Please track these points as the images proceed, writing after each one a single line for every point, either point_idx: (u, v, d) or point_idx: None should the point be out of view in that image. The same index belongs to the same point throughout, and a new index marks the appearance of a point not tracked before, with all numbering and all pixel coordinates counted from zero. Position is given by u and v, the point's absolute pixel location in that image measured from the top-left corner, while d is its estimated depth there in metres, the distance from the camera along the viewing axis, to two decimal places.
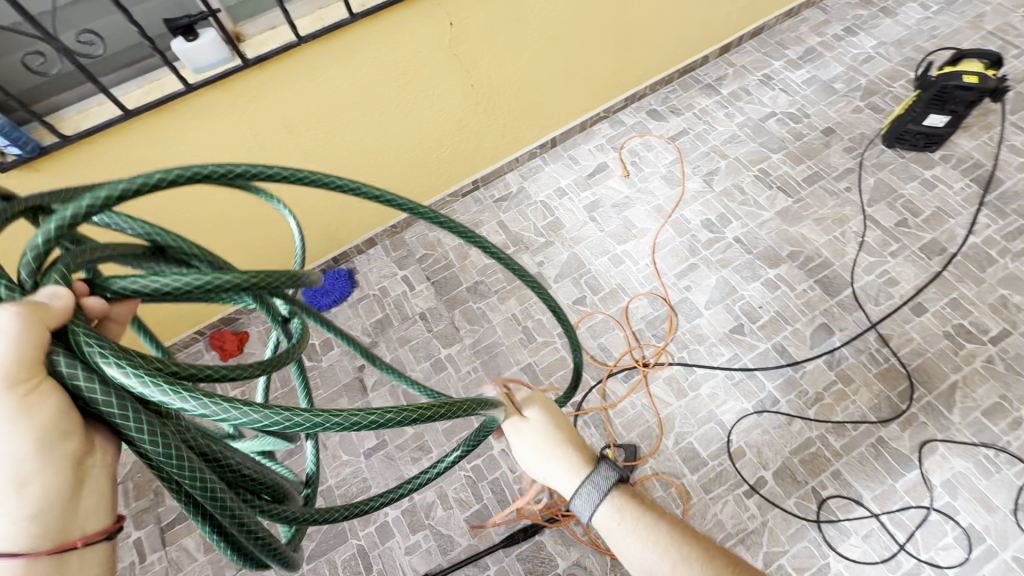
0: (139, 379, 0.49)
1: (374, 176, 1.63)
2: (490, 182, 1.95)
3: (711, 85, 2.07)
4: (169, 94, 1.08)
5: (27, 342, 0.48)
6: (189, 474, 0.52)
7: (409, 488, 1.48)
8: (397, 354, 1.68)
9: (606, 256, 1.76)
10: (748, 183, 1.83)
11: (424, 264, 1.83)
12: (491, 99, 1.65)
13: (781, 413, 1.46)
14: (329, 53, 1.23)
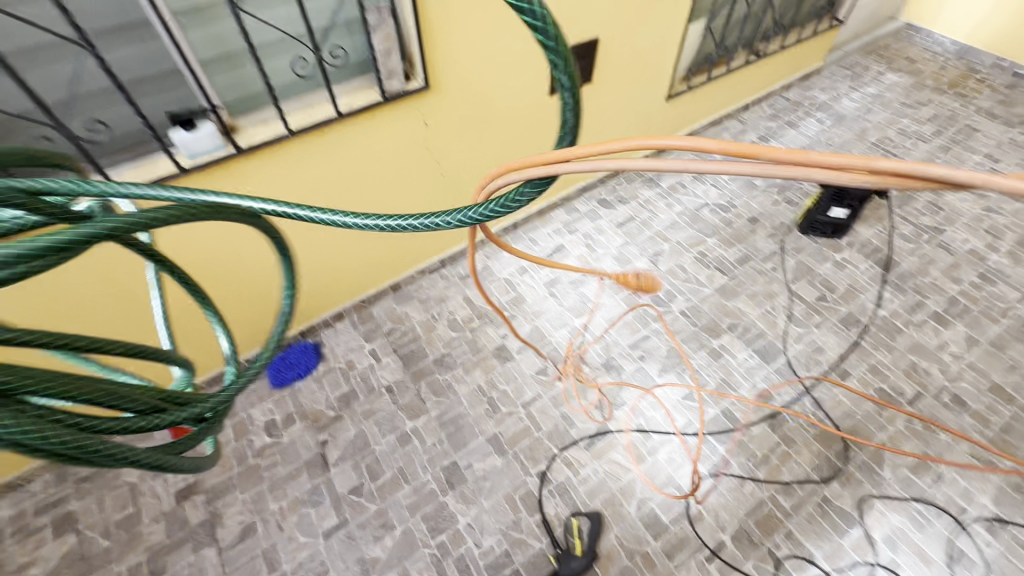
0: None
1: (345, 254, 1.73)
2: (456, 260, 2.09)
3: (652, 178, 2.36)
4: (161, 177, 1.18)
5: None
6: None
7: (369, 570, 1.42)
8: (362, 427, 1.68)
9: (565, 328, 1.88)
10: (689, 263, 2.04)
11: (392, 338, 1.89)
12: (460, 186, 1.82)
13: (734, 476, 1.54)
14: (315, 145, 1.37)
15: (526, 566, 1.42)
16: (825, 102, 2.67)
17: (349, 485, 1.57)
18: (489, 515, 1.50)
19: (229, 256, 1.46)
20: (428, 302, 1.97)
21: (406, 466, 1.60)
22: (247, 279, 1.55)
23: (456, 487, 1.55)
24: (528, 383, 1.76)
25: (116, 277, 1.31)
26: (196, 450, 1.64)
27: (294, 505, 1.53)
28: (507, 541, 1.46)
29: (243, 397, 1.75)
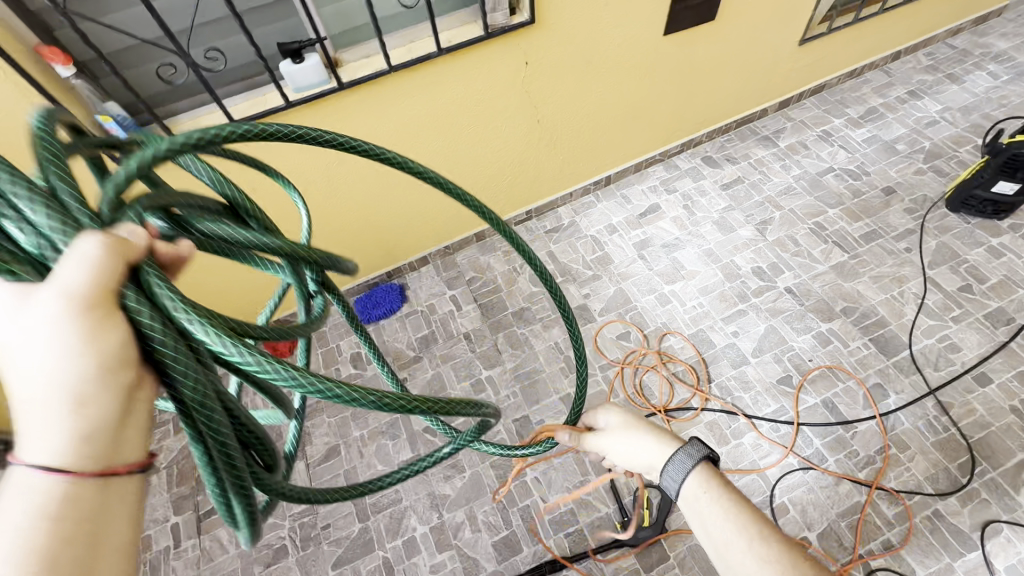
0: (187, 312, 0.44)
1: (433, 199, 1.71)
2: (543, 214, 2.02)
3: (768, 137, 2.10)
4: (269, 109, 1.19)
5: (104, 273, 0.43)
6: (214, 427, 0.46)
7: (439, 506, 1.49)
8: (439, 371, 1.72)
9: (653, 294, 1.77)
10: (803, 235, 1.82)
11: (473, 287, 1.88)
12: (555, 135, 1.72)
13: (829, 473, 1.40)
14: (414, 81, 1.33)
15: (590, 527, 1.41)
16: (1004, 51, 2.19)
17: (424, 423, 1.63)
18: (557, 472, 1.50)
19: (328, 192, 1.49)
20: (511, 254, 1.94)
21: (479, 413, 1.62)
22: (342, 216, 1.59)
23: (526, 441, 1.56)
24: (608, 347, 1.69)
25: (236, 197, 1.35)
26: None
27: (374, 435, 1.63)
28: (573, 500, 1.45)
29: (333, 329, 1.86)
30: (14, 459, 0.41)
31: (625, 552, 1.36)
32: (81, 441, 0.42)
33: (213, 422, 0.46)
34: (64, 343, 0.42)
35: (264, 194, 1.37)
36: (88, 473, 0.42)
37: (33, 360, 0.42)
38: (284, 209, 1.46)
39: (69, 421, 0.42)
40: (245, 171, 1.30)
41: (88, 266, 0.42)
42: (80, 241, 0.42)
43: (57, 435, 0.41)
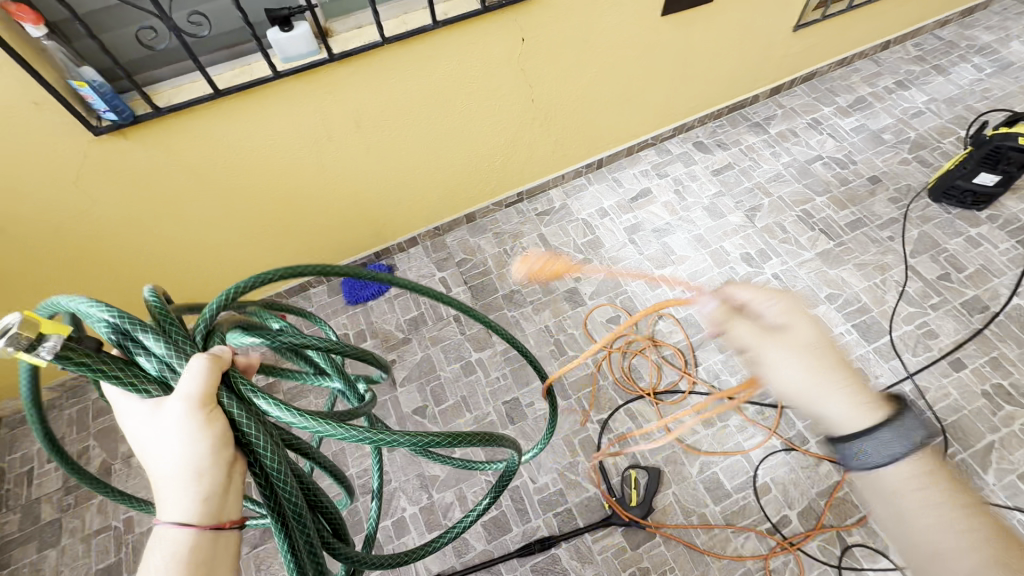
0: (269, 402, 0.61)
1: (425, 178, 1.68)
2: (534, 196, 2.00)
3: (759, 123, 2.11)
4: (257, 79, 1.15)
5: (209, 381, 0.57)
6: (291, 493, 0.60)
7: (428, 486, 1.49)
8: (429, 352, 1.71)
9: (643, 278, 1.78)
10: (791, 222, 1.84)
11: (463, 269, 1.87)
12: (549, 115, 1.70)
13: (810, 454, 1.44)
14: (407, 56, 1.29)
15: (579, 507, 1.43)
16: (988, 45, 2.23)
17: (413, 405, 1.62)
18: (546, 454, 1.51)
19: (316, 171, 1.45)
20: (502, 237, 1.92)
21: (469, 395, 1.62)
22: (331, 195, 1.55)
23: (516, 423, 1.56)
24: (598, 330, 1.70)
25: (223, 173, 1.32)
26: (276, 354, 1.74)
27: None
28: (562, 481, 1.47)
29: (320, 310, 1.83)
30: (160, 521, 0.56)
31: (612, 531, 1.39)
32: (202, 502, 0.57)
33: (292, 490, 0.59)
34: (187, 435, 0.56)
35: (249, 167, 1.33)
36: (209, 525, 0.57)
37: (167, 450, 0.56)
38: (271, 185, 1.42)
39: (193, 488, 0.57)
40: (231, 144, 1.26)
41: (202, 380, 0.56)
42: (194, 360, 0.56)
43: (188, 500, 0.56)
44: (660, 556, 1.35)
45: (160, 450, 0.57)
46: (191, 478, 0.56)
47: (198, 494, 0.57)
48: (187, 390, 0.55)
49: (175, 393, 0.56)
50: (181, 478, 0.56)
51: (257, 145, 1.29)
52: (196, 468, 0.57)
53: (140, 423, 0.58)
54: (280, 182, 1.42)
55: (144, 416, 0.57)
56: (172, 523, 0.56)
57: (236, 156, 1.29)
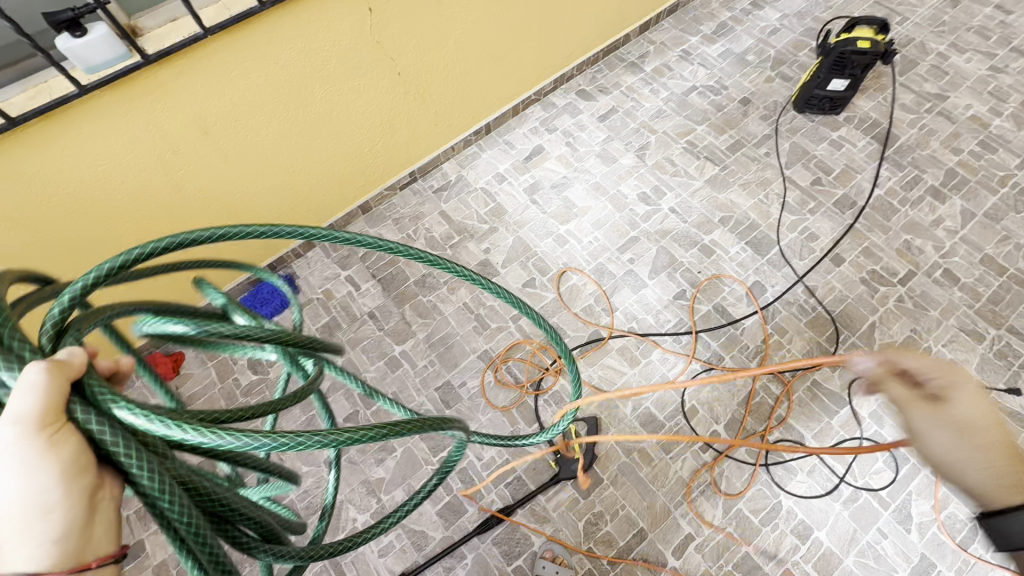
0: (132, 410, 0.52)
1: (304, 178, 1.57)
2: (427, 173, 1.92)
3: (634, 63, 2.13)
4: (56, 100, 0.99)
5: (50, 398, 0.50)
6: (176, 507, 0.50)
7: (376, 491, 1.45)
8: (349, 356, 1.63)
9: (550, 237, 1.79)
10: (678, 155, 1.90)
11: (368, 262, 1.78)
12: (421, 85, 1.61)
13: (727, 369, 1.55)
14: (240, 45, 1.16)
15: (527, 472, 1.45)
16: None
17: (344, 414, 1.56)
18: (488, 429, 1.51)
19: (171, 190, 1.30)
20: (402, 221, 1.84)
21: (399, 390, 1.58)
22: (193, 213, 1.39)
23: (452, 407, 1.55)
24: (516, 297, 1.70)
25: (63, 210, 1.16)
26: (182, 395, 1.60)
27: (292, 439, 1.53)
28: (508, 451, 1.48)
29: None
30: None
31: (563, 486, 1.43)
32: (59, 542, 0.50)
33: (174, 503, 0.49)
34: (18, 462, 0.48)
35: (78, 199, 1.16)
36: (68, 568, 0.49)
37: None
38: (114, 215, 1.25)
39: (41, 527, 0.49)
40: (47, 177, 1.08)
41: (46, 388, 0.49)
42: (26, 372, 0.49)
43: (32, 544, 0.48)
44: (611, 497, 1.41)
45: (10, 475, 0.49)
46: (34, 519, 0.49)
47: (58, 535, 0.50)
48: (17, 406, 0.48)
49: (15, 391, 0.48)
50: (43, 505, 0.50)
51: (82, 173, 1.12)
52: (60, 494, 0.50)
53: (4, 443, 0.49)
54: (136, 211, 1.28)
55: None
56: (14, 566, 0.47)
57: (60, 190, 1.12)
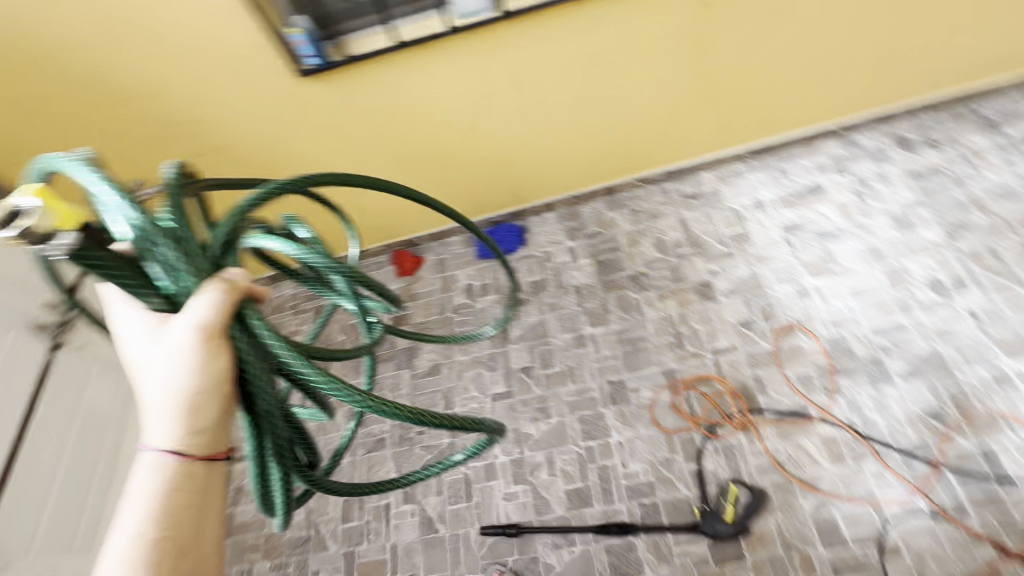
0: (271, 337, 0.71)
1: (571, 148, 1.69)
2: (684, 175, 1.86)
3: (994, 121, 1.68)
4: (435, 33, 1.26)
5: (221, 309, 0.70)
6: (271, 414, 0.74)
7: (521, 442, 1.56)
8: (545, 317, 1.75)
9: (791, 285, 1.59)
10: (1010, 250, 1.48)
11: (593, 241, 1.85)
12: (717, 87, 1.57)
13: (966, 529, 1.21)
14: (577, 16, 1.31)
15: (665, 505, 1.39)
16: None
17: (521, 363, 1.69)
18: (644, 444, 1.47)
19: (472, 129, 1.52)
20: (640, 214, 1.85)
21: (576, 366, 1.64)
22: (478, 153, 1.62)
23: (617, 405, 1.55)
24: (726, 331, 1.57)
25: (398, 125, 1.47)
26: (411, 290, 1.95)
27: (474, 363, 1.74)
28: (654, 474, 1.43)
29: (454, 257, 1.97)
30: (150, 445, 0.72)
31: (696, 539, 1.33)
32: (196, 435, 0.73)
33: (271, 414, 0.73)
34: (188, 364, 0.71)
35: (411, 118, 1.45)
36: (203, 455, 0.74)
37: (161, 381, 0.73)
38: (426, 138, 1.53)
39: (184, 423, 0.72)
40: (400, 94, 1.38)
41: (211, 304, 0.70)
42: (203, 293, 0.70)
43: (176, 429, 0.72)
44: None
45: (157, 376, 0.73)
46: (185, 416, 0.72)
47: (188, 424, 0.73)
48: (198, 311, 0.70)
49: (183, 316, 0.71)
50: (175, 394, 0.72)
51: (422, 98, 1.40)
52: (182, 387, 0.72)
53: (153, 342, 0.75)
54: (442, 140, 1.53)
55: (152, 337, 0.75)
56: (163, 434, 0.72)
57: (404, 106, 1.42)
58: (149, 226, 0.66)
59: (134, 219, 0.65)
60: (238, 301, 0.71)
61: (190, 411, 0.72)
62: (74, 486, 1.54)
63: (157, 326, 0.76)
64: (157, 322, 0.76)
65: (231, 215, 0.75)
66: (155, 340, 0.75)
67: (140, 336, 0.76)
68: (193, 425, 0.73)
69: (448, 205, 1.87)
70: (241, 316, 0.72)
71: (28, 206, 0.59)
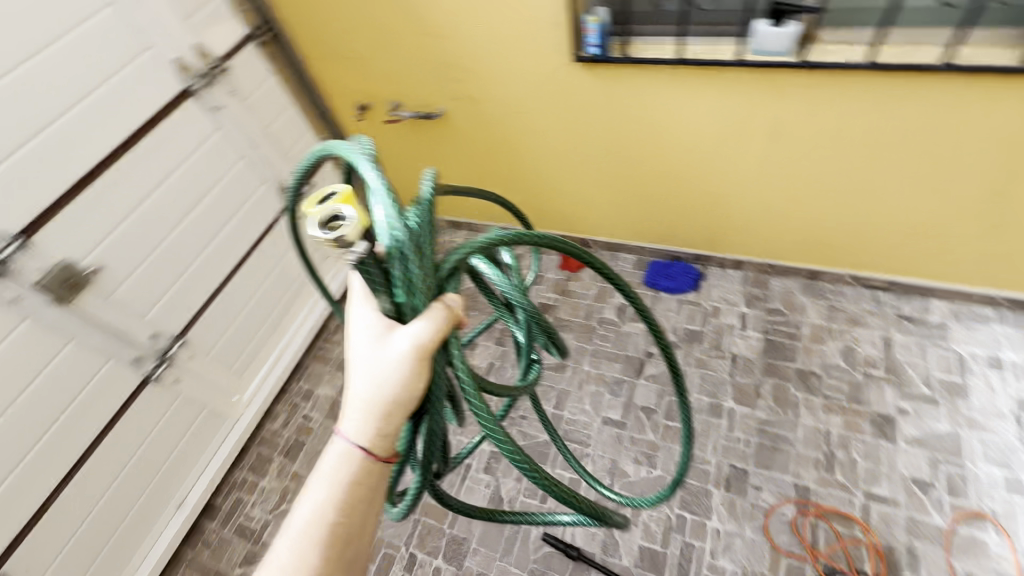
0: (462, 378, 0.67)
1: (794, 216, 1.57)
2: (908, 293, 1.64)
3: None
4: (719, 60, 1.22)
5: (439, 334, 0.65)
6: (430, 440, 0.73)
7: (614, 476, 1.53)
8: (687, 369, 1.67)
9: (1000, 470, 1.31)
10: None
11: (770, 317, 1.72)
12: (1006, 217, 1.33)
13: None
14: (878, 91, 1.18)
15: None
16: None
17: (644, 403, 1.65)
18: (744, 547, 1.34)
19: (703, 159, 1.50)
20: (836, 313, 1.66)
21: (700, 432, 1.54)
22: (696, 184, 1.59)
23: (730, 493, 1.42)
24: (892, 480, 1.35)
25: (635, 131, 1.50)
26: (566, 285, 2.00)
27: (598, 379, 1.73)
28: None
29: (618, 273, 1.97)
30: (341, 433, 0.67)
31: None
32: (379, 439, 0.66)
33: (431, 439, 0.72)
34: (397, 374, 0.65)
35: (650, 130, 1.48)
36: (383, 458, 0.67)
37: (363, 376, 0.66)
38: (653, 153, 1.54)
39: (377, 423, 0.66)
40: (653, 106, 1.41)
41: (432, 326, 0.65)
42: (428, 312, 0.65)
43: (367, 427, 0.66)
44: None
45: (364, 370, 0.66)
46: (381, 417, 0.66)
47: (381, 427, 0.66)
48: (417, 329, 0.65)
49: (404, 328, 0.65)
50: (372, 399, 0.65)
51: (670, 116, 1.41)
52: (380, 395, 0.65)
53: (365, 335, 0.69)
54: (668, 158, 1.54)
55: (367, 331, 0.69)
56: (347, 435, 0.67)
57: (650, 117, 1.44)
58: (407, 238, 0.62)
59: (395, 228, 0.62)
60: (451, 329, 0.67)
61: (387, 416, 0.66)
62: (253, 323, 1.84)
63: (373, 319, 0.70)
64: (375, 316, 0.70)
65: (464, 248, 0.68)
66: (369, 336, 0.68)
67: (356, 324, 0.70)
68: (380, 434, 0.66)
69: (635, 223, 1.86)
70: (448, 342, 0.68)
71: (335, 210, 0.62)
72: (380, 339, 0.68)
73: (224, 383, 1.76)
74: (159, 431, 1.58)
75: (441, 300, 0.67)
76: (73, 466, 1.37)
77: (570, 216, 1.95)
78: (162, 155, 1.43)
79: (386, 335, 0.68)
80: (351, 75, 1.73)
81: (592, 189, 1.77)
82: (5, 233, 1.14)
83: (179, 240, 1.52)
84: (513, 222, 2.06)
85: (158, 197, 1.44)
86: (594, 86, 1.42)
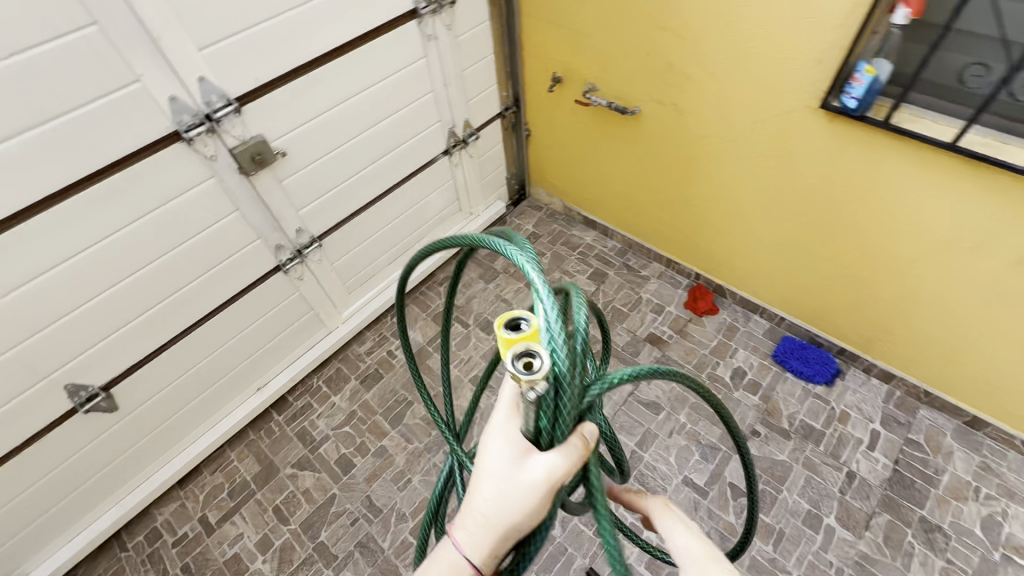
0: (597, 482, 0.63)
1: (989, 354, 1.36)
2: None
3: None
4: (1000, 160, 1.03)
5: (574, 466, 0.60)
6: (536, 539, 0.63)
7: None
8: (793, 465, 1.53)
9: None
10: None
11: (907, 447, 1.52)
12: None
13: None
14: None
15: None
16: None
17: (734, 481, 1.52)
18: None
19: (911, 257, 1.32)
20: (989, 475, 1.45)
21: (788, 536, 1.41)
22: (887, 278, 1.41)
23: None
24: None
25: (846, 201, 1.35)
26: (685, 326, 1.87)
27: (690, 436, 1.62)
28: None
29: (745, 335, 1.83)
30: (454, 541, 0.61)
31: None
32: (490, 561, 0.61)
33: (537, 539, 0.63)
34: (526, 500, 0.59)
35: (865, 206, 1.32)
36: None
37: (489, 490, 0.60)
38: (855, 230, 1.38)
39: (493, 544, 0.60)
40: (883, 182, 1.25)
41: (569, 459, 0.60)
42: (567, 440, 0.61)
43: (483, 546, 0.60)
44: None
45: (492, 486, 0.60)
46: (499, 540, 0.60)
47: (496, 548, 0.60)
48: (556, 456, 0.59)
49: (546, 454, 0.60)
50: (489, 522, 0.60)
51: (899, 199, 1.25)
52: (499, 522, 0.59)
53: (497, 450, 0.62)
54: (870, 241, 1.38)
55: (502, 444, 0.62)
56: (458, 546, 0.61)
57: (873, 193, 1.28)
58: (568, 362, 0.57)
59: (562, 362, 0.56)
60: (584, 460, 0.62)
61: (505, 540, 0.60)
62: (378, 250, 1.87)
63: (510, 433, 0.63)
64: (512, 432, 0.63)
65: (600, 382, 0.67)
66: (501, 453, 0.62)
67: (491, 431, 0.64)
68: (494, 555, 0.60)
69: (789, 291, 1.70)
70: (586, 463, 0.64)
71: (528, 347, 0.54)
72: (512, 459, 0.61)
73: (334, 294, 1.80)
74: (270, 318, 1.64)
75: (577, 430, 0.62)
76: (196, 322, 1.45)
77: (721, 258, 1.82)
78: (370, 65, 1.43)
79: (520, 457, 0.61)
80: (560, 45, 1.67)
81: (761, 241, 1.64)
82: (226, 94, 1.17)
83: (352, 151, 1.54)
84: (658, 242, 2.00)
85: (352, 104, 1.46)
86: (825, 140, 1.28)
